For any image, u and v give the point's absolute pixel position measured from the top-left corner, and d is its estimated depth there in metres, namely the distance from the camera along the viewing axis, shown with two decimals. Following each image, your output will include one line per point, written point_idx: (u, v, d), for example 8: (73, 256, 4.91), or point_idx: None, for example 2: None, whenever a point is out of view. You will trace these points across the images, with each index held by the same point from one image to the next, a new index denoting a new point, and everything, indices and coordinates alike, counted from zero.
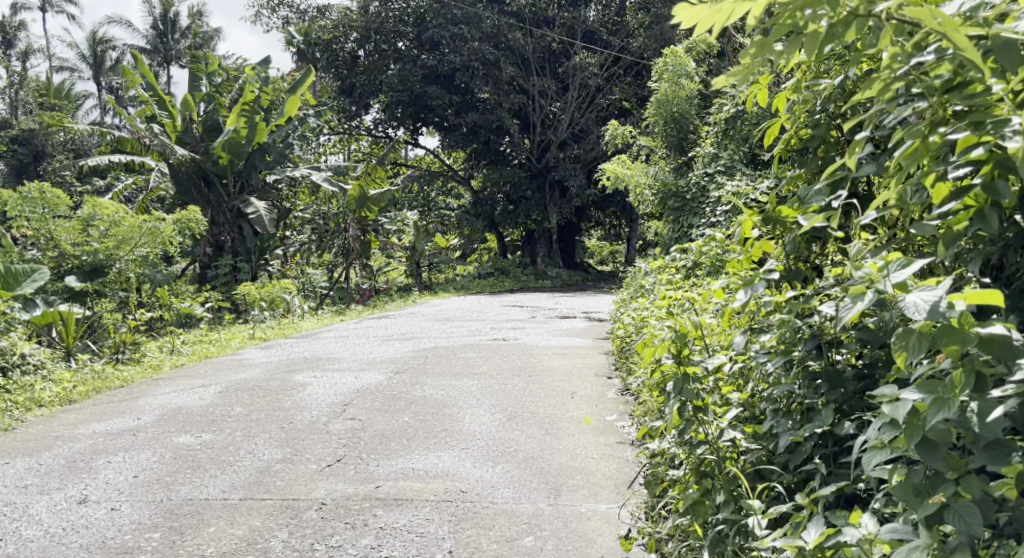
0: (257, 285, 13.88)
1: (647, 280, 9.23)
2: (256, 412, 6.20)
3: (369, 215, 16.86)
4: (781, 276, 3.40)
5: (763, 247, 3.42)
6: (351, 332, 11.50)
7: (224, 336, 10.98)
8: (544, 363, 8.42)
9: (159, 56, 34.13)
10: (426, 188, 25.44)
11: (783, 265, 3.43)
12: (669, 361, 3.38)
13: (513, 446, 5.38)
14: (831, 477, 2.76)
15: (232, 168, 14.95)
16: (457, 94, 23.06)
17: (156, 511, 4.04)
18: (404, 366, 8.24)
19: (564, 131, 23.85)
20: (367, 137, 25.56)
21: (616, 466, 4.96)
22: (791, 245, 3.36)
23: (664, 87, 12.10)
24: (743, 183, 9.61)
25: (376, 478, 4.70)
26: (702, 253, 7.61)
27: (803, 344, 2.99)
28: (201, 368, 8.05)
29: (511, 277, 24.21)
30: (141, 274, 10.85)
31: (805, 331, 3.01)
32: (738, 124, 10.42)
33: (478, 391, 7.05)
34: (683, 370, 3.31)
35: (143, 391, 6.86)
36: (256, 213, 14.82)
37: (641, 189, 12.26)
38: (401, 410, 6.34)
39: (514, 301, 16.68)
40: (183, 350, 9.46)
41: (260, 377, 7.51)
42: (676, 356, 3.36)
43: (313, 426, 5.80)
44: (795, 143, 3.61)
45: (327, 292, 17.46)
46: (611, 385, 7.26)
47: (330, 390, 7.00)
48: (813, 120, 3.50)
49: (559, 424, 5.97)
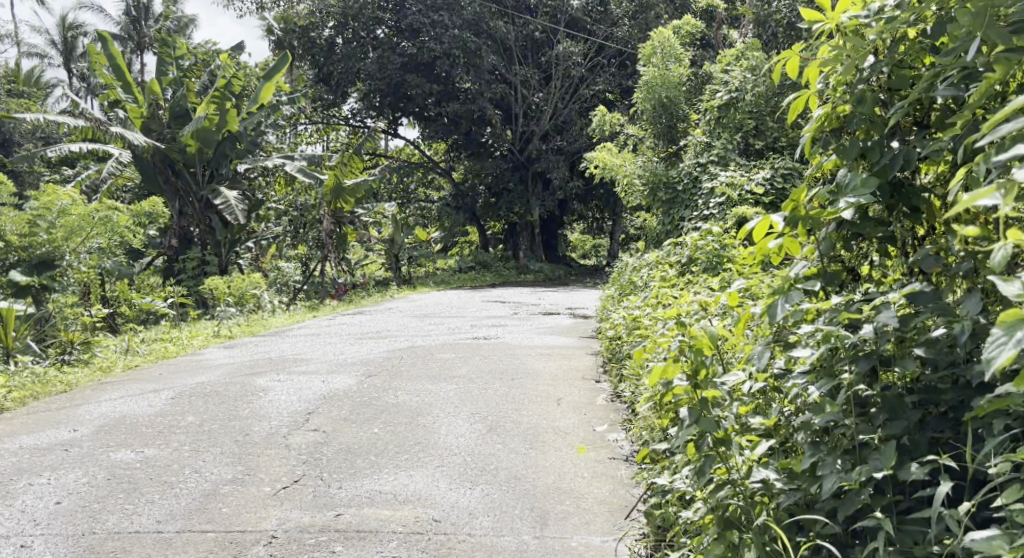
0: (227, 279, 13.28)
1: (636, 275, 8.73)
2: (208, 421, 5.61)
3: (345, 206, 16.25)
4: (814, 280, 2.87)
5: (790, 246, 2.90)
6: (324, 329, 10.92)
7: (187, 333, 10.33)
8: (528, 365, 7.83)
9: (134, 44, 33.02)
10: (406, 179, 24.78)
11: (815, 267, 2.90)
12: (683, 385, 2.91)
13: (494, 463, 4.84)
14: (894, 535, 2.23)
15: (201, 156, 14.15)
16: (438, 84, 22.48)
17: (72, 550, 3.53)
18: (377, 368, 7.66)
19: (548, 122, 23.25)
20: (345, 127, 24.87)
21: (610, 488, 4.45)
22: (825, 243, 2.83)
23: (653, 72, 11.66)
24: (737, 173, 9.35)
25: (337, 504, 4.15)
26: (697, 249, 7.23)
27: (855, 365, 2.48)
28: (156, 370, 7.43)
29: (493, 270, 23.65)
30: (97, 268, 10.19)
31: (853, 351, 2.52)
32: (731, 113, 10.20)
33: (456, 396, 6.49)
34: (702, 397, 2.84)
35: (87, 397, 6.25)
36: (225, 204, 14.12)
37: (630, 179, 11.62)
38: (371, 419, 5.79)
39: (496, 296, 16.11)
40: (140, 349, 8.83)
41: (219, 381, 6.91)
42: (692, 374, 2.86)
43: (271, 440, 5.23)
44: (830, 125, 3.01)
45: (302, 286, 16.82)
46: (600, 390, 6.73)
47: (294, 396, 6.41)
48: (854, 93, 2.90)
49: (544, 436, 5.41)
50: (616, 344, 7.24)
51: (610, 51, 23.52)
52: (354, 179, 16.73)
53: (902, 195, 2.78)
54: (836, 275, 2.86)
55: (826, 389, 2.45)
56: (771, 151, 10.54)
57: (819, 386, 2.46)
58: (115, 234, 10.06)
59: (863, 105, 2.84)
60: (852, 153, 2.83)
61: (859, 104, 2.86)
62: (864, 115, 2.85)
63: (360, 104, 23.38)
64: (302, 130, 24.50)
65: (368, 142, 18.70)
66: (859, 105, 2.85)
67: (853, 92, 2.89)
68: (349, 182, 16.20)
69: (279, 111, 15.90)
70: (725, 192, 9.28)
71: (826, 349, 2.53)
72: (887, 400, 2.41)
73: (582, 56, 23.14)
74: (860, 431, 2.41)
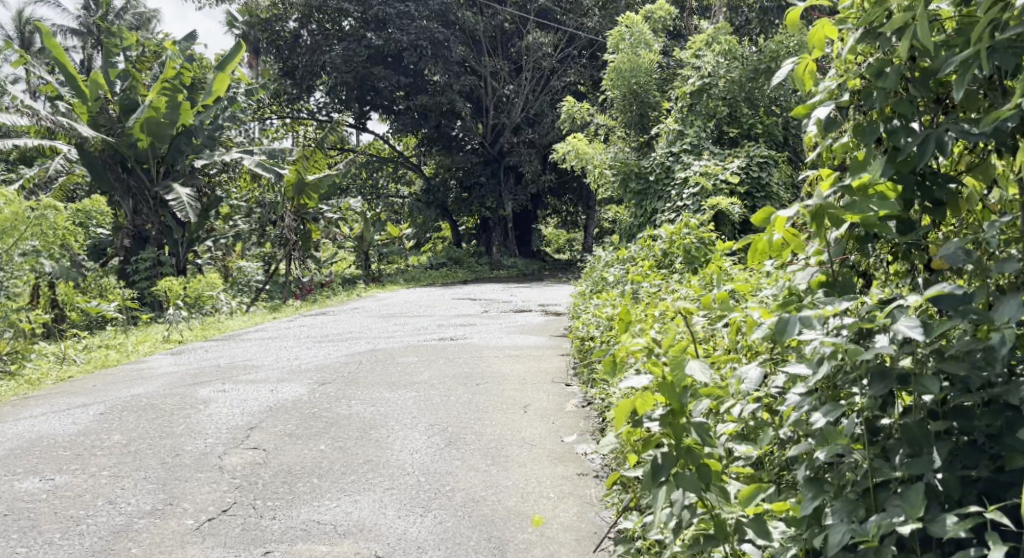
0: (182, 280, 12.80)
1: (609, 271, 8.25)
2: (136, 440, 5.05)
3: (308, 203, 15.72)
4: (826, 287, 2.61)
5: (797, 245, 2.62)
6: (283, 332, 10.40)
7: (134, 339, 9.77)
8: (495, 368, 7.33)
9: (92, 39, 31.91)
10: (375, 174, 24.19)
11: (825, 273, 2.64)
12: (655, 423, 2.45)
13: (449, 484, 4.35)
14: None
15: (152, 151, 13.60)
16: (406, 76, 21.98)
17: None
18: (330, 375, 7.15)
19: (519, 115, 22.74)
20: (312, 122, 24.24)
21: (579, 510, 3.98)
22: (836, 247, 2.59)
23: (623, 58, 11.20)
24: (712, 163, 8.95)
25: (268, 540, 3.66)
26: (673, 243, 6.85)
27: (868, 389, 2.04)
28: (90, 382, 6.85)
29: (465, 267, 23.12)
30: (34, 273, 9.56)
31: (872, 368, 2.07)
32: (704, 100, 9.75)
33: (414, 406, 5.97)
34: (678, 439, 2.39)
35: (6, 415, 5.70)
36: (177, 200, 13.49)
37: (601, 170, 11.10)
38: (319, 434, 5.28)
39: (467, 293, 15.62)
40: (78, 358, 8.27)
41: (155, 393, 6.37)
42: (670, 409, 2.41)
43: (203, 461, 4.70)
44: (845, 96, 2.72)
45: (264, 286, 16.23)
46: (570, 394, 6.26)
47: (236, 409, 5.88)
48: (876, 64, 2.59)
49: (508, 450, 4.92)
50: (585, 346, 6.79)
51: (581, 41, 23.06)
52: (317, 174, 16.14)
53: (925, 189, 2.56)
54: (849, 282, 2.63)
55: (840, 418, 1.98)
56: (748, 139, 10.12)
57: (828, 411, 2.00)
58: (54, 236, 9.47)
59: (885, 79, 2.53)
60: (871, 135, 2.58)
61: (879, 77, 2.56)
62: (885, 90, 2.55)
63: (326, 97, 22.77)
64: (267, 125, 23.83)
65: (331, 136, 18.12)
66: (879, 79, 2.55)
67: (872, 64, 2.59)
68: (312, 177, 15.64)
69: (237, 103, 15.31)
70: (699, 183, 8.84)
71: (832, 362, 2.08)
72: (907, 428, 1.97)
73: (552, 46, 22.63)
74: (877, 470, 1.96)
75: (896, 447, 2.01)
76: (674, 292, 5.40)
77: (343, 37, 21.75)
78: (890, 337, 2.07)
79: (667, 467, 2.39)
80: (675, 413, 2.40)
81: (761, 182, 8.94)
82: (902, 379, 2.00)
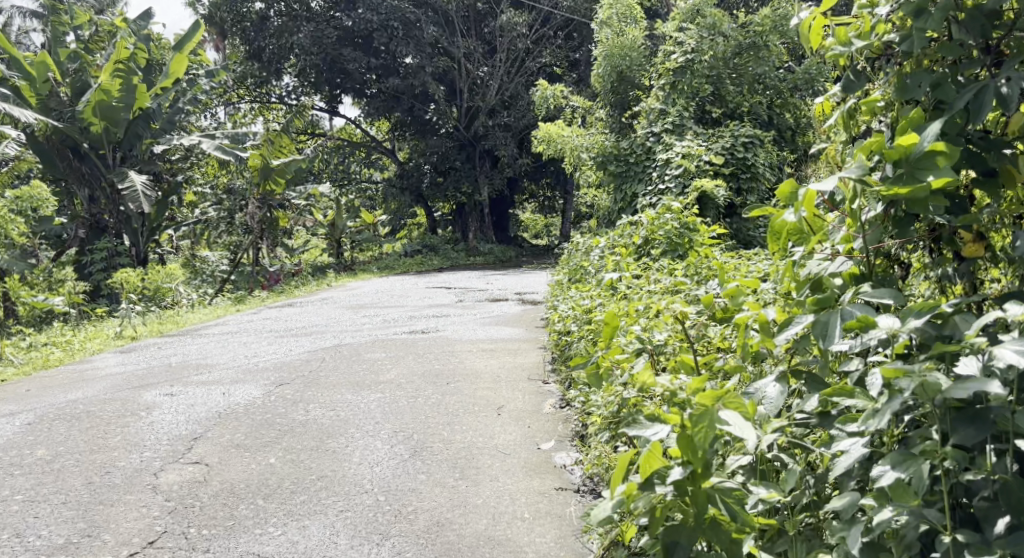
0: (140, 272, 12.38)
1: (588, 257, 7.77)
2: (62, 456, 4.54)
3: (275, 188, 15.27)
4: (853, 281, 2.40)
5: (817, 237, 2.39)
6: (245, 326, 9.90)
7: (83, 336, 9.25)
8: (467, 364, 6.86)
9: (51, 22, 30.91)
10: (345, 158, 23.56)
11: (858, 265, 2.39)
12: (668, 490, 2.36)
13: (410, 503, 3.85)
14: None
15: (107, 136, 13.10)
16: (377, 58, 21.38)
17: None
18: (290, 374, 6.65)
19: (493, 97, 22.09)
20: (280, 106, 23.60)
21: (556, 535, 3.50)
22: (873, 230, 2.31)
23: (608, 33, 10.70)
24: (694, 142, 8.48)
25: None
26: (653, 229, 6.36)
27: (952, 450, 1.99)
28: (26, 386, 6.36)
29: (440, 254, 22.49)
30: None
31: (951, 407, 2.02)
32: (688, 77, 9.31)
33: (377, 409, 5.48)
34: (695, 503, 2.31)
35: None
36: (132, 189, 12.89)
37: (580, 152, 10.56)
38: (270, 445, 4.77)
39: (441, 282, 15.04)
40: (18, 359, 7.77)
41: (95, 397, 5.87)
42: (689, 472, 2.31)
43: (134, 480, 4.18)
44: (880, 45, 2.41)
45: (229, 277, 15.51)
46: (548, 393, 5.77)
47: (180, 417, 5.40)
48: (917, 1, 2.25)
49: (478, 460, 4.43)
50: (564, 340, 6.30)
51: (557, 22, 22.54)
52: (283, 159, 15.60)
53: (977, 154, 2.25)
54: (886, 277, 2.39)
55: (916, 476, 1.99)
56: (732, 119, 9.67)
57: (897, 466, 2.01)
58: None
59: (927, 19, 2.21)
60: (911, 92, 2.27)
61: (918, 17, 2.23)
62: (926, 32, 2.22)
63: (295, 81, 22.17)
64: (234, 111, 23.20)
65: (296, 120, 17.47)
66: (921, 20, 2.22)
67: (909, 3, 2.27)
68: (277, 163, 15.20)
69: (198, 85, 14.86)
70: (682, 164, 8.34)
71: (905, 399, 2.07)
72: (1010, 490, 1.95)
73: (527, 26, 22.02)
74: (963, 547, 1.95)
75: (991, 516, 1.99)
76: (653, 291, 4.92)
77: (310, 18, 21.16)
78: (976, 362, 1.99)
79: (687, 541, 2.34)
80: (695, 476, 2.31)
81: (746, 162, 8.41)
82: (992, 425, 1.97)
